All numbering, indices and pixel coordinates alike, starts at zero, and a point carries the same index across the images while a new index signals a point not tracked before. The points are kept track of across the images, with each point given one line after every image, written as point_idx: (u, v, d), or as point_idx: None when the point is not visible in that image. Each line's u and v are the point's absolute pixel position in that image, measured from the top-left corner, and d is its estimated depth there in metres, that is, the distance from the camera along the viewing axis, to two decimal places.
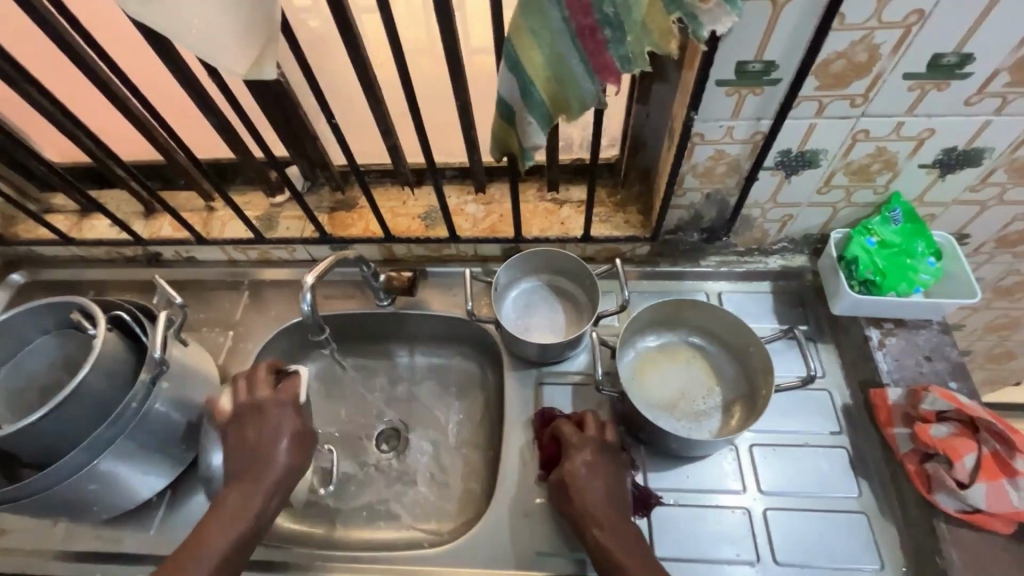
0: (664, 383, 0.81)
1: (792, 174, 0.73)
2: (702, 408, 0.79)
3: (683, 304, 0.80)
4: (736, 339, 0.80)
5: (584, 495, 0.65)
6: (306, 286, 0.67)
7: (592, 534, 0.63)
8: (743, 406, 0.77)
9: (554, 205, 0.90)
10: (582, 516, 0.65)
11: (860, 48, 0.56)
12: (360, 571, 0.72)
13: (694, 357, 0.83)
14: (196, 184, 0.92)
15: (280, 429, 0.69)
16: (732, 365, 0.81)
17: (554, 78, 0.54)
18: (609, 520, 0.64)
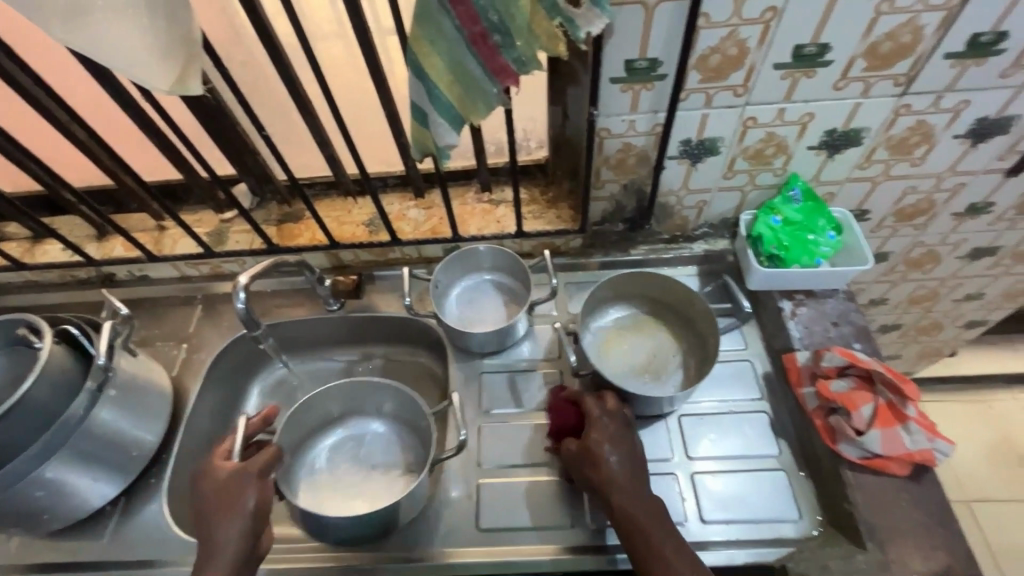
0: (627, 353, 0.85)
1: (697, 162, 0.79)
2: (664, 366, 0.84)
3: (627, 277, 0.85)
4: (680, 299, 0.86)
5: (607, 465, 0.66)
6: (239, 285, 0.73)
7: (615, 500, 0.65)
8: (696, 355, 0.84)
9: (490, 205, 0.95)
10: (603, 483, 0.66)
11: (730, 42, 0.63)
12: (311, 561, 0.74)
13: (641, 323, 0.89)
14: (146, 204, 0.95)
15: (213, 522, 0.62)
16: (681, 322, 0.87)
17: (457, 81, 0.60)
18: (632, 492, 0.65)
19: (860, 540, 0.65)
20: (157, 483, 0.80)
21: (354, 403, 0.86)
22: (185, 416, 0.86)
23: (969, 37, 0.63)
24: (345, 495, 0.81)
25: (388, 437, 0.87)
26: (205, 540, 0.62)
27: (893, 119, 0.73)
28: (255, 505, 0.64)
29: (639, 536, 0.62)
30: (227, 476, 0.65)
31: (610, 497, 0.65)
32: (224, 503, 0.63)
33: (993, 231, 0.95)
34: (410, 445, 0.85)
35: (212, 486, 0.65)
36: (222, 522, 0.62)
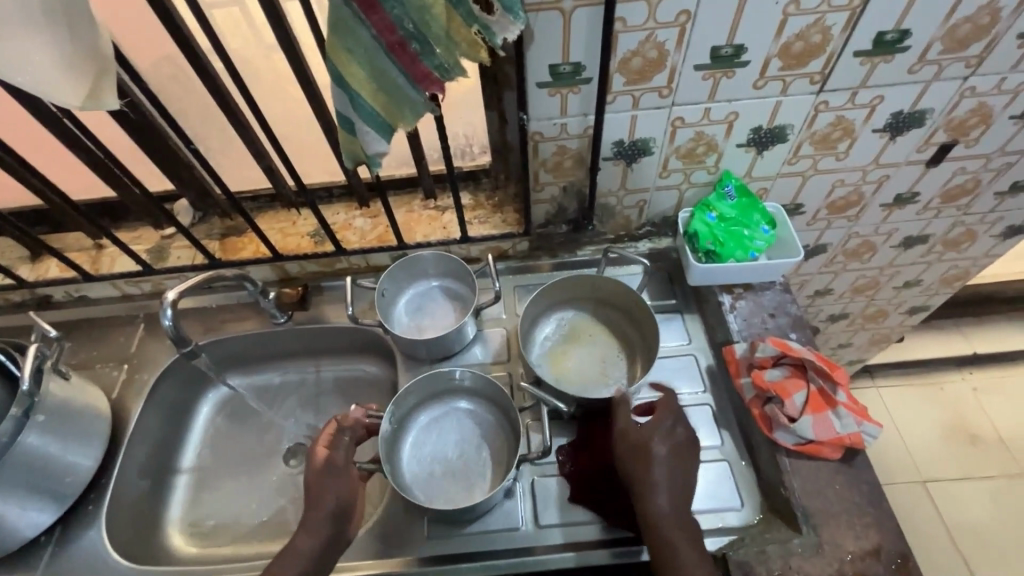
0: (580, 364, 0.86)
1: (632, 162, 0.81)
2: (608, 359, 0.86)
3: (553, 287, 0.86)
4: (605, 293, 0.88)
5: (660, 478, 0.65)
6: (168, 301, 0.72)
7: (656, 514, 0.63)
8: (642, 342, 0.86)
9: (436, 212, 0.95)
10: (649, 494, 0.64)
11: (649, 45, 0.65)
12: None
13: (568, 330, 0.89)
14: (80, 223, 0.92)
15: (312, 508, 0.67)
16: (612, 311, 0.90)
17: (381, 90, 0.60)
18: (676, 511, 0.64)
19: (796, 524, 0.67)
20: (96, 509, 0.78)
21: (430, 390, 0.82)
22: (126, 439, 0.83)
23: (875, 36, 0.66)
24: (450, 483, 0.78)
25: (470, 419, 0.83)
26: (305, 520, 0.66)
27: (814, 114, 0.76)
28: (347, 492, 0.69)
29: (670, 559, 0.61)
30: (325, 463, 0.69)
31: (653, 509, 0.63)
32: (321, 490, 0.68)
33: (922, 220, 1.00)
34: (492, 419, 0.82)
35: (313, 472, 0.69)
36: (315, 508, 0.67)
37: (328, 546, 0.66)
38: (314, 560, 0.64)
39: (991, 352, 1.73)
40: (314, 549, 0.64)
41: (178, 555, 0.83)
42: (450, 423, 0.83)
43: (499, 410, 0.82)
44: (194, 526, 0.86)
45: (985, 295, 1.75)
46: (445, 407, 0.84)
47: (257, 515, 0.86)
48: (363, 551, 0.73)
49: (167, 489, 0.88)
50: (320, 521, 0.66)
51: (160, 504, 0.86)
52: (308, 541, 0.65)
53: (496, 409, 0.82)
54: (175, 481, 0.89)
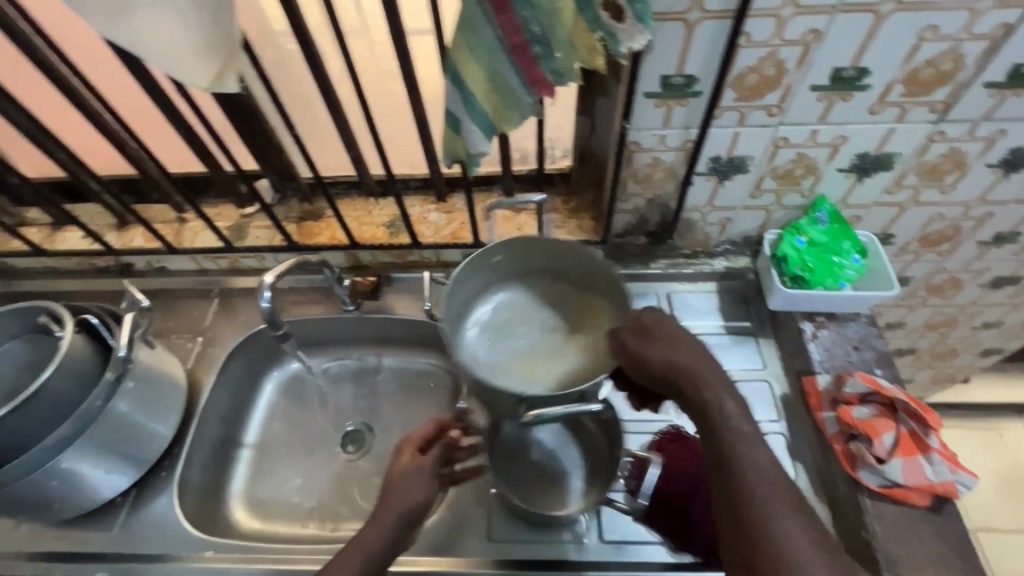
0: (556, 350, 0.74)
1: (725, 179, 0.79)
2: (528, 338, 0.77)
3: (460, 276, 0.75)
4: (543, 259, 0.80)
5: (737, 423, 0.57)
6: (267, 285, 0.73)
7: (737, 463, 0.55)
8: (601, 286, 0.78)
9: (512, 212, 0.95)
10: (724, 440, 0.56)
11: (769, 62, 0.63)
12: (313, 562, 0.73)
13: (506, 313, 0.80)
14: (168, 196, 0.95)
15: (386, 503, 0.64)
16: (548, 282, 0.82)
17: (494, 89, 0.60)
18: (749, 443, 0.56)
19: (876, 569, 0.64)
20: (169, 477, 0.80)
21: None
22: (199, 411, 0.86)
23: (1011, 68, 0.63)
24: (536, 487, 0.76)
25: (566, 427, 0.80)
26: (375, 513, 0.63)
27: (927, 144, 0.72)
28: (424, 497, 0.64)
29: (754, 514, 0.53)
30: (400, 462, 0.66)
31: (728, 457, 0.56)
32: (390, 491, 0.64)
33: (1018, 260, 0.95)
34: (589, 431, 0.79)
35: (389, 471, 0.66)
36: (381, 509, 0.63)
37: (391, 549, 0.62)
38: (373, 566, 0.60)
39: None
40: (375, 553, 0.60)
41: (240, 529, 0.85)
42: (545, 428, 0.80)
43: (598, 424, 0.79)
44: (253, 501, 0.88)
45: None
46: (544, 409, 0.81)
47: (316, 497, 0.88)
48: (423, 547, 0.73)
49: (231, 462, 0.90)
50: (386, 524, 0.62)
51: (223, 477, 0.89)
52: (373, 534, 0.61)
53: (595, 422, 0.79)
54: (238, 455, 0.91)
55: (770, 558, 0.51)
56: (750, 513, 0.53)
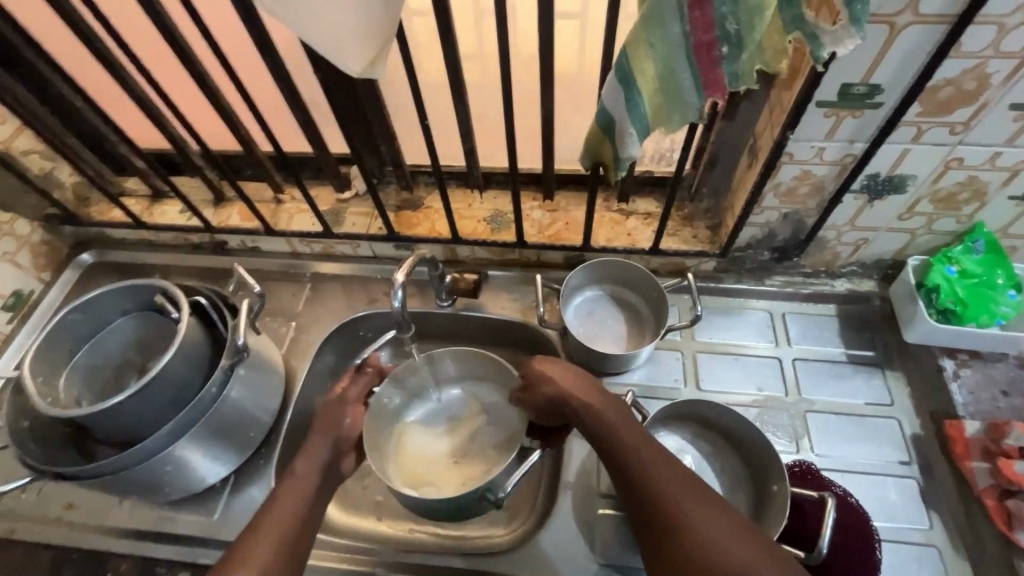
0: (429, 436, 0.84)
1: (876, 199, 0.72)
2: (442, 433, 0.84)
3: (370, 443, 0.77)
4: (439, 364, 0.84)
5: (620, 433, 0.58)
6: (397, 283, 0.71)
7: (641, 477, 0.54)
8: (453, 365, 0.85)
9: (621, 216, 0.90)
10: (631, 453, 0.56)
11: (973, 75, 0.56)
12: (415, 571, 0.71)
13: (411, 426, 0.84)
14: (269, 175, 0.93)
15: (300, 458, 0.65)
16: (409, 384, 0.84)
17: (662, 90, 0.55)
18: (635, 460, 0.55)
19: None
20: (266, 465, 0.79)
21: (692, 415, 0.75)
22: (295, 400, 0.84)
23: None
24: None
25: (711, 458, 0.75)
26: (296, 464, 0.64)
27: None
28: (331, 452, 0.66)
29: (674, 517, 0.50)
30: (332, 404, 0.72)
31: (635, 469, 0.55)
32: (324, 430, 0.68)
33: None
34: (731, 470, 0.74)
35: (319, 414, 0.71)
36: (315, 443, 0.66)
37: (326, 478, 0.64)
38: (313, 495, 0.61)
39: None
40: (316, 482, 0.62)
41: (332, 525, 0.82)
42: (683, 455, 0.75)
43: (746, 466, 0.73)
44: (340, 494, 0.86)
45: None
46: (690, 436, 0.76)
47: (401, 497, 0.85)
48: (530, 564, 0.71)
49: None
50: (323, 457, 0.65)
51: None
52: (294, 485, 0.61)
53: (745, 463, 0.73)
54: None
55: (696, 562, 0.47)
56: (665, 518, 0.51)
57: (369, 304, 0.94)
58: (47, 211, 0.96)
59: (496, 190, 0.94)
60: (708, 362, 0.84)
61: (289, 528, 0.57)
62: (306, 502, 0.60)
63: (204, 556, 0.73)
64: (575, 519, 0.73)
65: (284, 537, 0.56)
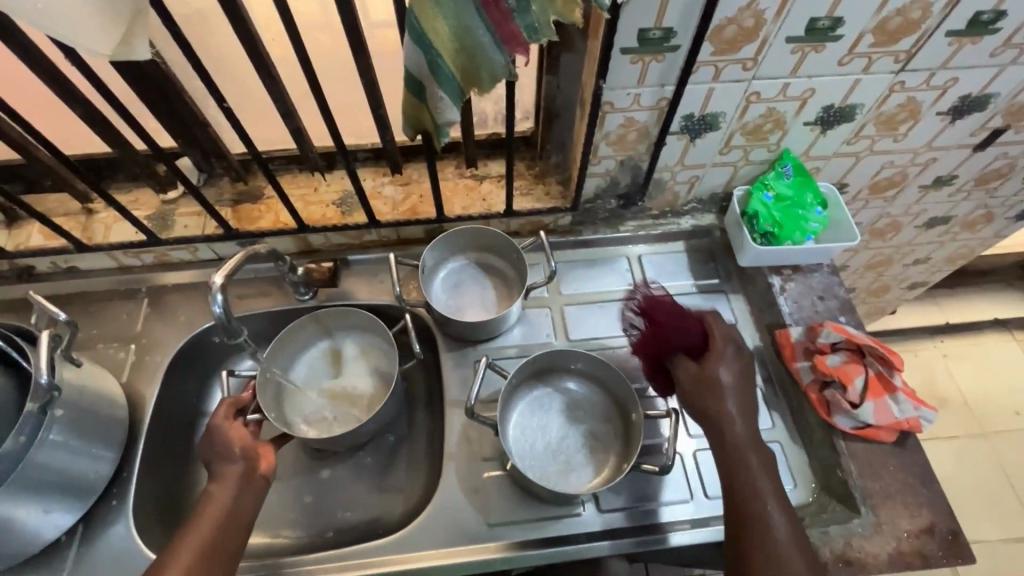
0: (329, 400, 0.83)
1: (696, 137, 0.76)
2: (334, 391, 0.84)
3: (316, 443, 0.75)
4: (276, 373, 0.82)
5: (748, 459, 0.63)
6: (217, 287, 0.64)
7: (745, 506, 0.60)
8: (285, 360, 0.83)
9: (474, 181, 0.89)
10: (760, 493, 0.61)
11: (748, 13, 0.60)
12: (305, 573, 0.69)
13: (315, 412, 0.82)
14: (68, 184, 0.81)
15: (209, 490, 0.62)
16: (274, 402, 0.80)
17: (464, 50, 0.53)
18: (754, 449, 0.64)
19: (855, 505, 0.70)
20: (121, 505, 0.71)
21: (551, 362, 0.78)
22: (146, 429, 0.76)
23: (971, 15, 0.64)
24: (555, 462, 0.74)
25: (582, 399, 0.78)
26: (209, 487, 0.62)
27: (888, 95, 0.74)
28: (241, 468, 0.64)
29: (758, 524, 0.59)
30: (213, 425, 0.67)
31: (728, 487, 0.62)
32: (220, 450, 0.65)
33: (951, 202, 1.01)
34: (596, 408, 0.78)
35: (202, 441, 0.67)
36: (223, 462, 0.65)
37: (244, 488, 0.64)
38: (233, 499, 0.62)
39: (965, 321, 1.71)
40: (232, 493, 0.62)
41: None
42: (553, 406, 0.78)
43: (612, 401, 0.78)
44: None
45: (986, 267, 1.73)
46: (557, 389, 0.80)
47: (287, 504, 0.81)
48: (423, 540, 0.71)
49: (188, 476, 0.82)
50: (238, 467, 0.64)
51: (182, 495, 0.81)
52: (209, 516, 0.60)
53: (604, 398, 0.78)
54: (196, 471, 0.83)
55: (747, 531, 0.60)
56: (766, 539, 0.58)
57: None
58: None
59: (340, 170, 0.89)
60: (576, 312, 0.87)
61: (217, 536, 0.59)
62: (229, 509, 0.61)
63: None
64: (459, 490, 0.74)
65: (211, 546, 0.58)
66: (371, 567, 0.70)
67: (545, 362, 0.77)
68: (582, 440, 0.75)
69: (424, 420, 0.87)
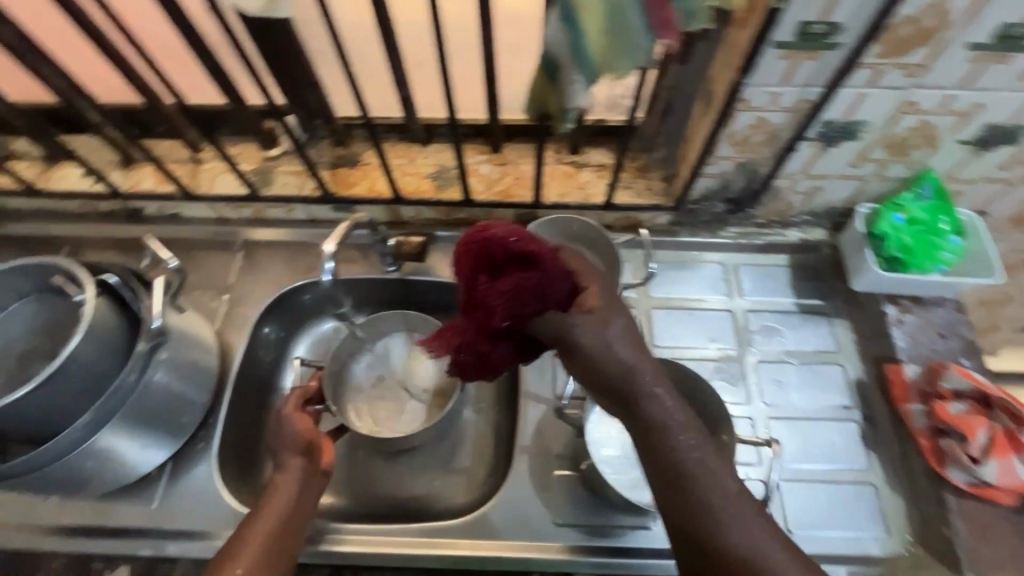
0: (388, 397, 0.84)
1: (830, 146, 0.70)
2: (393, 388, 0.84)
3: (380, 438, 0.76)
4: (337, 365, 0.82)
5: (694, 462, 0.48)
6: (328, 253, 0.65)
7: (726, 536, 0.46)
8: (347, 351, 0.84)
9: (573, 168, 0.86)
10: (736, 508, 0.47)
11: (931, 12, 0.53)
12: (364, 542, 0.70)
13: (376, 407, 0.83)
14: (182, 132, 0.83)
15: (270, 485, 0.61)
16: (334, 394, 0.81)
17: (610, 30, 0.49)
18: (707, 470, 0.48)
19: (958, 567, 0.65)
20: (206, 449, 0.74)
21: None
22: (233, 379, 0.79)
23: None
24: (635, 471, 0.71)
25: None
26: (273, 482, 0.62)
27: None
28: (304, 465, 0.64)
29: (742, 554, 0.46)
30: (284, 414, 0.69)
31: (694, 509, 0.47)
32: (287, 440, 0.66)
33: None
34: None
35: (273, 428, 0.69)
36: (288, 452, 0.65)
37: (307, 483, 0.63)
38: (295, 496, 0.61)
39: None
40: (294, 489, 0.62)
41: None
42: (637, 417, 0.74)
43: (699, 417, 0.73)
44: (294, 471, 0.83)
45: None
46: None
47: (355, 470, 0.82)
48: (490, 529, 0.70)
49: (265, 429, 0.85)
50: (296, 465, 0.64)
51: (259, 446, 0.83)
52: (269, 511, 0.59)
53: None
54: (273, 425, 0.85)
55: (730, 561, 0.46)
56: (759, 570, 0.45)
57: (309, 271, 0.88)
58: None
59: (439, 144, 0.87)
60: (663, 317, 0.83)
61: (278, 533, 0.58)
62: (291, 505, 0.60)
63: (144, 547, 0.67)
64: (527, 484, 0.73)
65: (272, 543, 0.57)
66: (430, 547, 0.70)
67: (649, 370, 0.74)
68: None
69: (492, 407, 0.86)
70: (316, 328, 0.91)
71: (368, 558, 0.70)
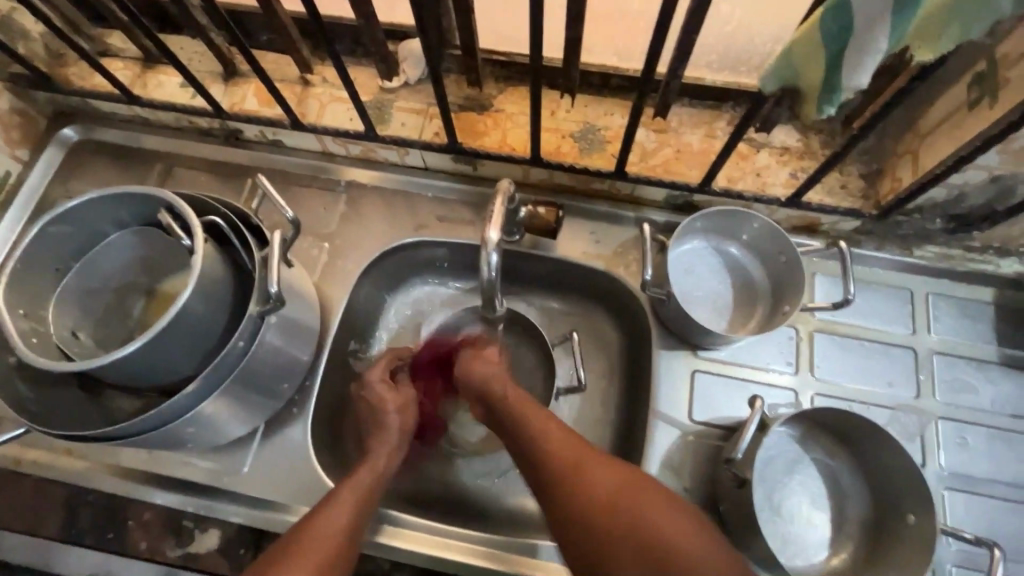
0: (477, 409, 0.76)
1: None
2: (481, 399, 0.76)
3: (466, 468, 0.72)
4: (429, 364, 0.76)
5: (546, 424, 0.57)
6: (493, 244, 0.53)
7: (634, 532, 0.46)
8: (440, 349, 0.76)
9: (750, 148, 0.70)
10: (588, 463, 0.52)
11: None
12: (417, 540, 0.64)
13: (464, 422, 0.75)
14: (293, 48, 0.71)
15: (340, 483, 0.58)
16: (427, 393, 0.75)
17: None
18: (598, 469, 0.51)
19: None
20: (301, 414, 0.68)
21: (808, 415, 0.63)
22: (329, 343, 0.71)
23: None
24: (792, 528, 0.62)
25: (837, 468, 0.65)
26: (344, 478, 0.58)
27: None
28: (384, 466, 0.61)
29: (600, 501, 0.49)
30: (381, 380, 0.66)
31: (548, 482, 0.53)
32: (380, 407, 0.64)
33: None
34: (844, 486, 0.64)
35: (369, 402, 0.65)
36: (380, 430, 0.63)
37: (379, 478, 0.60)
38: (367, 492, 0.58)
39: None
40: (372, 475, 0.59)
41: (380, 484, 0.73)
42: (806, 474, 0.64)
43: (870, 484, 0.63)
44: None
45: None
46: (818, 451, 0.65)
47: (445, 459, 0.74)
48: None
49: None
50: (378, 462, 0.61)
51: None
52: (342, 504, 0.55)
53: (868, 486, 0.63)
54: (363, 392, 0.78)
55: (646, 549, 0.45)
56: (621, 513, 0.47)
57: (417, 228, 0.77)
58: (11, 69, 0.75)
59: (585, 96, 0.73)
60: (827, 344, 0.69)
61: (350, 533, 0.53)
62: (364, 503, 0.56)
63: (232, 510, 0.64)
64: None
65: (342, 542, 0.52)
66: (493, 560, 0.63)
67: (827, 421, 0.63)
68: (825, 515, 0.63)
69: (602, 410, 0.75)
70: (413, 289, 0.82)
71: (413, 555, 0.63)
